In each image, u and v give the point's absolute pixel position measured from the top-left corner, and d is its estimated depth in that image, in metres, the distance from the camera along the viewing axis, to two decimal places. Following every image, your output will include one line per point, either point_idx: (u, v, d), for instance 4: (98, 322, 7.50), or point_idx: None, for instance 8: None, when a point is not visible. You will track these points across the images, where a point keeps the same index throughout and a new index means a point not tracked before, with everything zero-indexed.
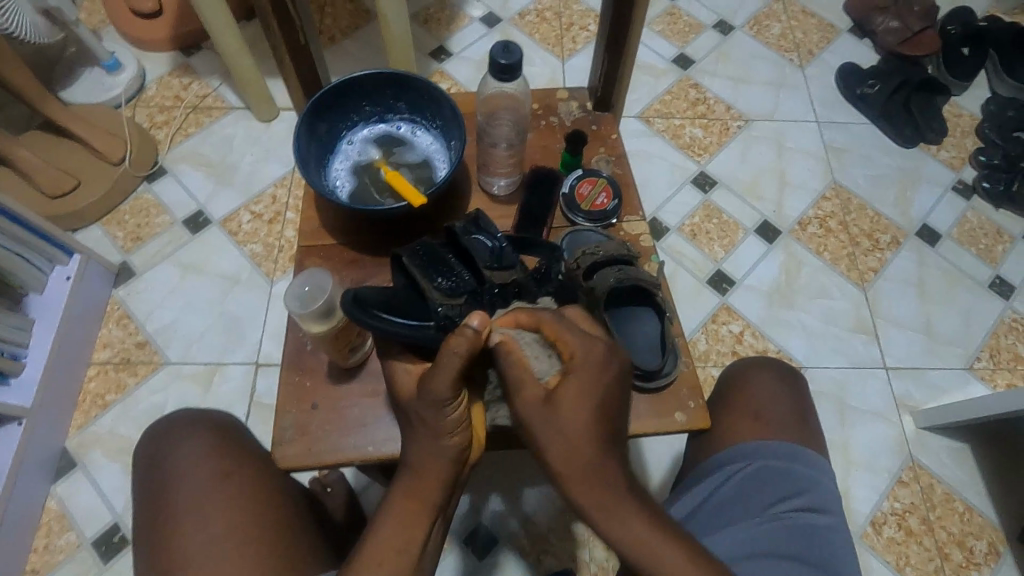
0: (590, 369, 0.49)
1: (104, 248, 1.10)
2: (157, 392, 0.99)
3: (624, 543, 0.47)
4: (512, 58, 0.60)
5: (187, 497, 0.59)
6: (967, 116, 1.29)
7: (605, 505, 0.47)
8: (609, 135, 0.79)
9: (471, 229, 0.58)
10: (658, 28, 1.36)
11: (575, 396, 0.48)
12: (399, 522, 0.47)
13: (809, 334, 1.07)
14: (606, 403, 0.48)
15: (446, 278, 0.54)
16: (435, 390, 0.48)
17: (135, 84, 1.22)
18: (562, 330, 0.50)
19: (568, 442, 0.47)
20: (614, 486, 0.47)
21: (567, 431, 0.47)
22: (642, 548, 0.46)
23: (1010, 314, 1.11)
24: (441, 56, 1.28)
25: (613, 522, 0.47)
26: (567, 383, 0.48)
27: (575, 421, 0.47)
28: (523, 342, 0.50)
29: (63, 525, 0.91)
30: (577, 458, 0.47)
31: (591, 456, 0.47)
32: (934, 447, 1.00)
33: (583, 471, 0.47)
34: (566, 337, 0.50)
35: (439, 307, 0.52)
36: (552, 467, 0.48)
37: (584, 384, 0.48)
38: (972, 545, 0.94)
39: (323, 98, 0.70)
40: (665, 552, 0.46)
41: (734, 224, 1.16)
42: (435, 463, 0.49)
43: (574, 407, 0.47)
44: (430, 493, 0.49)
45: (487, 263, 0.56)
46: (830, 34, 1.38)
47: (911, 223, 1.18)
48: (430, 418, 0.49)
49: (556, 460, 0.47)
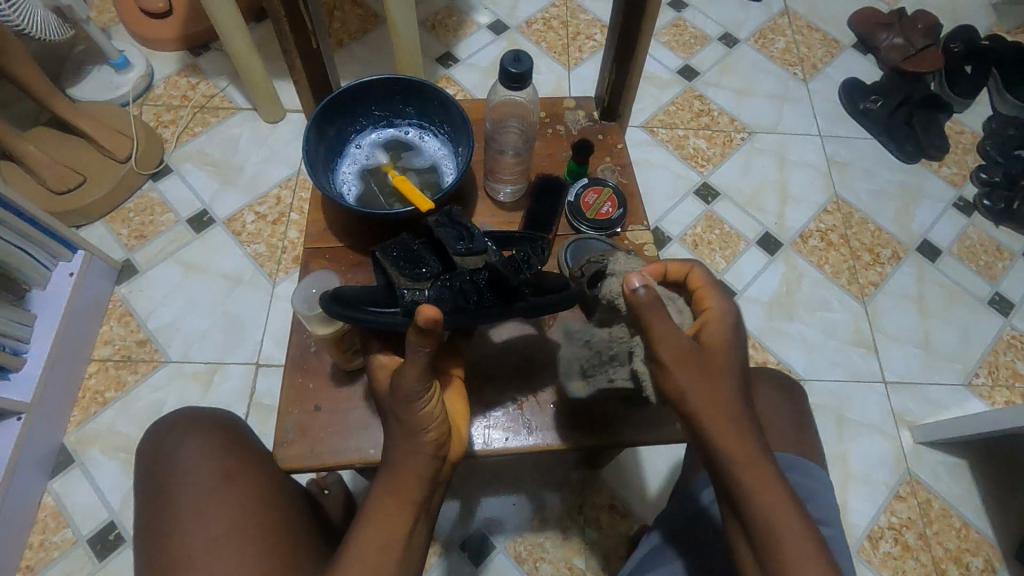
0: (731, 322, 0.48)
1: (107, 245, 1.10)
2: (157, 391, 0.99)
3: (767, 509, 0.43)
4: (522, 67, 0.60)
5: (186, 495, 0.59)
6: (969, 133, 1.30)
7: (749, 461, 0.44)
8: (614, 144, 0.80)
9: (441, 218, 0.57)
10: (664, 39, 1.37)
11: (723, 343, 0.46)
12: (379, 523, 0.47)
13: (809, 347, 1.08)
14: (746, 359, 0.47)
15: (415, 266, 0.54)
16: (404, 386, 0.47)
17: (142, 83, 1.23)
18: (707, 284, 0.50)
19: (721, 389, 0.45)
20: (755, 445, 0.44)
21: (717, 376, 0.45)
22: (788, 517, 0.43)
23: (1009, 331, 1.11)
24: (448, 62, 1.29)
25: (761, 485, 0.44)
26: (713, 332, 0.47)
27: (725, 369, 0.45)
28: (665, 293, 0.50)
29: (59, 522, 0.90)
30: (723, 405, 0.44)
31: (738, 409, 0.45)
32: (931, 462, 1.00)
33: (733, 424, 0.44)
34: (706, 291, 0.50)
35: (405, 293, 0.52)
36: (695, 413, 0.45)
37: (728, 335, 0.47)
38: (969, 561, 0.94)
39: (333, 102, 0.71)
40: (803, 522, 0.43)
41: (735, 235, 1.16)
42: (412, 460, 0.48)
43: (723, 354, 0.46)
44: (411, 491, 0.48)
45: (455, 249, 0.54)
46: (834, 49, 1.39)
47: (911, 239, 1.19)
48: (404, 413, 0.48)
49: (702, 405, 0.44)
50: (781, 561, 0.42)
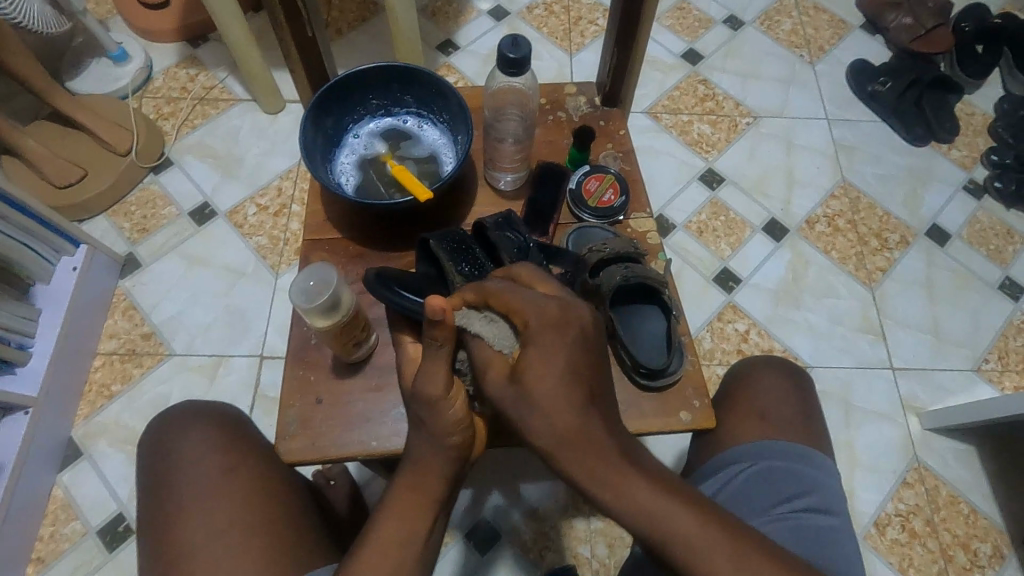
0: (547, 335, 0.43)
1: (110, 239, 1.10)
2: (162, 383, 0.99)
3: (630, 512, 0.41)
4: (520, 52, 0.59)
5: (192, 487, 0.59)
6: (979, 115, 1.27)
7: (605, 477, 0.42)
8: (616, 130, 0.79)
9: (500, 225, 0.61)
10: (668, 23, 1.35)
11: (539, 363, 0.43)
12: (400, 516, 0.46)
13: (815, 333, 1.06)
14: (577, 364, 0.43)
15: (469, 264, 0.57)
16: (431, 385, 0.47)
17: (141, 75, 1.22)
18: (512, 299, 0.45)
19: (544, 415, 0.42)
20: (608, 456, 0.42)
21: (544, 409, 0.42)
22: (650, 515, 0.41)
23: (1019, 316, 1.10)
24: (448, 50, 1.28)
25: (616, 492, 0.42)
26: (532, 355, 0.43)
27: (551, 393, 0.42)
28: (472, 320, 0.47)
29: (69, 513, 0.91)
30: (562, 434, 0.42)
31: (580, 427, 0.42)
32: (939, 449, 0.99)
33: (572, 442, 0.42)
34: (517, 305, 0.45)
35: (457, 290, 0.55)
36: (542, 448, 0.43)
37: (549, 351, 0.43)
38: (977, 548, 0.93)
39: (329, 91, 0.70)
40: (673, 515, 0.41)
41: (740, 221, 1.15)
42: (433, 459, 0.48)
43: (546, 378, 0.42)
44: (430, 488, 0.48)
45: (509, 257, 0.58)
46: (841, 30, 1.36)
47: (920, 223, 1.17)
48: (429, 417, 0.48)
49: (540, 438, 0.42)
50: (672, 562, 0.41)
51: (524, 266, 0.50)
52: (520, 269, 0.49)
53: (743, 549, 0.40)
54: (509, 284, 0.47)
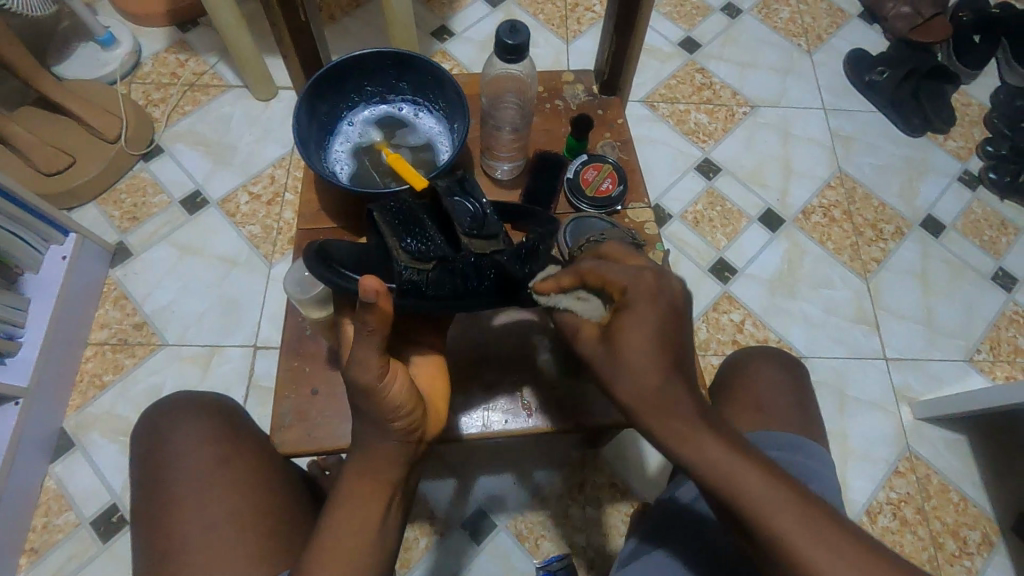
0: (642, 298, 0.41)
1: (100, 227, 1.08)
2: (156, 373, 0.99)
3: (709, 479, 0.39)
4: (519, 38, 0.58)
5: (177, 478, 0.59)
6: (975, 105, 1.28)
7: (688, 442, 0.39)
8: (614, 119, 0.78)
9: (452, 189, 0.53)
10: (665, 10, 1.34)
11: (631, 323, 0.41)
12: (355, 500, 0.46)
13: (809, 323, 1.07)
14: (670, 330, 0.41)
15: (414, 240, 0.51)
16: (366, 372, 0.44)
17: (130, 60, 1.20)
18: (606, 270, 0.44)
19: (629, 373, 0.40)
20: (695, 422, 0.39)
21: (629, 364, 0.40)
22: (733, 485, 0.38)
23: (1012, 307, 1.10)
24: (443, 36, 1.26)
25: (698, 459, 0.39)
26: (625, 316, 0.41)
27: (640, 354, 0.40)
28: (565, 299, 0.48)
29: (62, 504, 0.91)
30: (647, 395, 0.39)
31: (666, 390, 0.39)
32: (931, 438, 1.00)
33: (658, 403, 0.39)
34: (611, 276, 0.44)
35: (400, 270, 0.49)
36: (625, 408, 0.41)
37: (642, 313, 0.41)
38: (966, 535, 0.94)
39: (323, 78, 0.68)
40: (760, 488, 0.38)
41: (737, 212, 1.15)
42: (381, 444, 0.47)
43: (637, 338, 0.40)
44: (383, 473, 0.47)
45: (467, 229, 0.51)
46: (839, 19, 1.35)
47: (916, 214, 1.17)
48: (366, 404, 0.45)
49: (623, 396, 0.40)
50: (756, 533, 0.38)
51: (614, 243, 0.49)
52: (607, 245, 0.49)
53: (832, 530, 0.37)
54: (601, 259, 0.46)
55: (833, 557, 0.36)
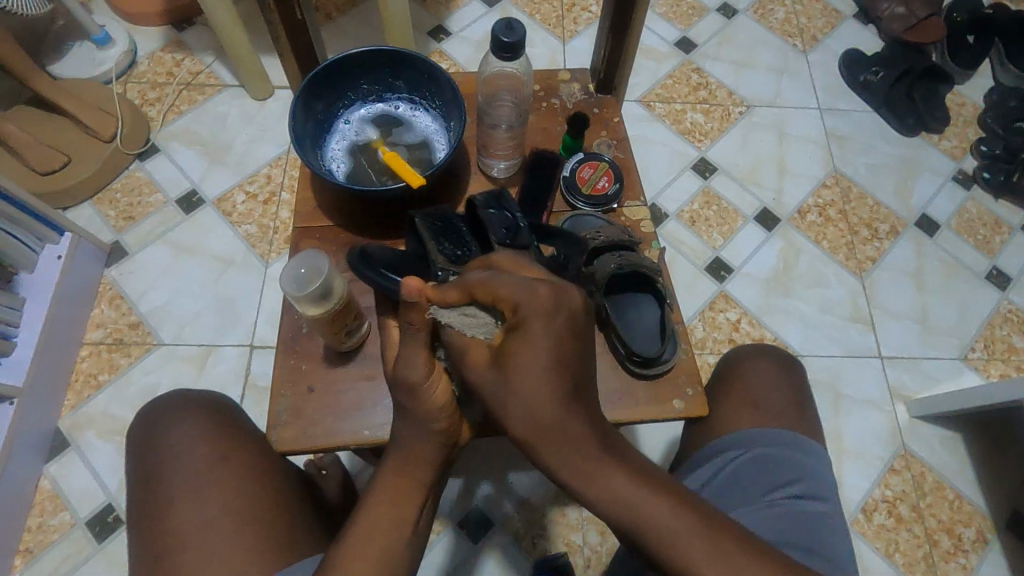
0: (537, 322, 0.42)
1: (95, 226, 1.08)
2: (152, 373, 0.98)
3: (605, 500, 0.41)
4: (515, 36, 0.58)
5: (179, 476, 0.59)
6: (969, 105, 1.28)
7: (583, 468, 0.41)
8: (610, 118, 0.78)
9: (490, 202, 0.59)
10: (661, 10, 1.34)
11: (525, 350, 0.42)
12: (390, 496, 0.46)
13: (805, 322, 1.07)
14: (562, 352, 0.42)
15: (453, 247, 0.57)
16: (413, 368, 0.47)
17: (125, 59, 1.20)
18: (495, 286, 0.44)
19: (523, 404, 0.41)
20: (589, 447, 0.41)
21: (522, 394, 0.41)
22: (625, 502, 0.41)
23: (1006, 305, 1.11)
24: (439, 36, 1.26)
25: (593, 481, 0.41)
26: (517, 343, 0.42)
27: (533, 382, 0.41)
28: (455, 317, 0.46)
29: (57, 504, 0.90)
30: (542, 425, 0.41)
31: (560, 417, 0.41)
32: (925, 436, 1.01)
33: (554, 430, 0.41)
34: (503, 294, 0.44)
35: (438, 273, 0.55)
36: (519, 438, 0.42)
37: (536, 339, 0.42)
38: (961, 532, 0.95)
39: (319, 76, 0.68)
40: (651, 504, 0.41)
41: (732, 211, 1.15)
42: (421, 441, 0.48)
43: (531, 367, 0.41)
44: (419, 472, 0.47)
45: (498, 236, 0.57)
46: (834, 19, 1.36)
47: (910, 213, 1.18)
48: (412, 400, 0.47)
49: (517, 427, 0.41)
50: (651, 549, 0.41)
51: (502, 257, 0.50)
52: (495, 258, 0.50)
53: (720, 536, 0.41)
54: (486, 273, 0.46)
55: (723, 562, 0.40)
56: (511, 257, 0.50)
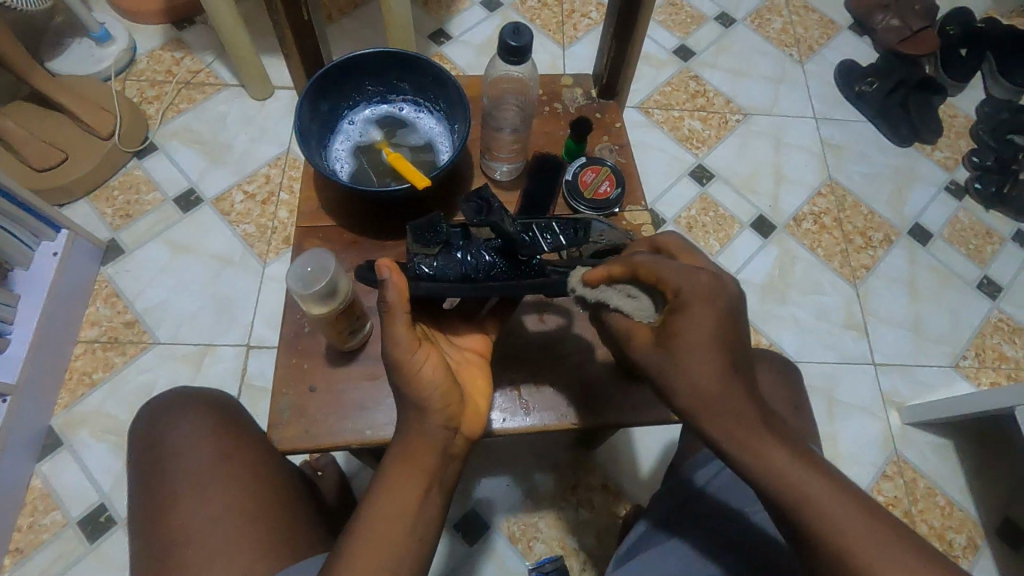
0: (699, 304, 0.42)
1: (91, 224, 1.07)
2: (147, 372, 0.98)
3: (770, 482, 0.40)
4: (522, 40, 0.59)
5: (181, 473, 0.58)
6: (962, 117, 1.30)
7: (744, 445, 0.41)
8: (612, 123, 0.79)
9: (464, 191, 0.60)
10: (660, 18, 1.36)
11: (689, 329, 0.42)
12: (394, 484, 0.46)
13: (800, 329, 1.08)
14: (729, 333, 0.42)
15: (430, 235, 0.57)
16: (396, 346, 0.48)
17: (124, 57, 1.19)
18: (660, 268, 0.45)
19: (686, 379, 0.42)
20: (750, 426, 0.41)
21: (684, 369, 0.42)
22: (790, 487, 0.40)
23: (997, 314, 1.13)
24: (440, 39, 1.26)
25: (757, 461, 0.40)
26: (680, 319, 0.42)
27: (696, 358, 0.41)
28: (610, 293, 0.49)
29: (48, 503, 0.89)
30: (703, 401, 0.41)
31: (719, 392, 0.41)
32: (918, 442, 1.02)
33: (712, 408, 0.41)
34: (664, 275, 0.44)
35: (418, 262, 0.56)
36: (679, 409, 0.43)
37: (699, 317, 0.42)
38: (952, 538, 0.96)
39: (325, 76, 0.69)
40: (816, 493, 0.39)
41: (729, 218, 1.16)
42: (422, 427, 0.48)
43: (692, 344, 0.41)
44: (423, 459, 0.47)
45: (472, 219, 0.58)
46: (830, 30, 1.38)
47: (903, 222, 1.19)
48: (403, 381, 0.48)
49: (680, 399, 0.42)
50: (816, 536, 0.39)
51: (670, 239, 0.50)
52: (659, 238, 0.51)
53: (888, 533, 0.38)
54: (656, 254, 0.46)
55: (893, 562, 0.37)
56: (682, 242, 0.50)
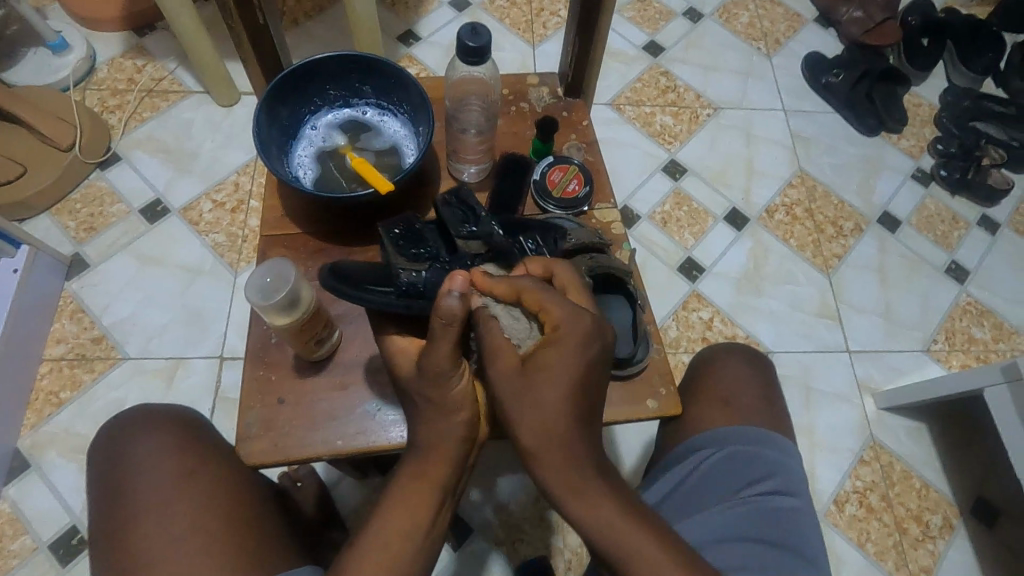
0: (568, 346, 0.45)
1: (54, 238, 1.04)
2: (115, 389, 0.95)
3: (594, 526, 0.45)
4: (480, 40, 0.58)
5: (145, 494, 0.57)
6: (925, 106, 1.33)
7: (579, 488, 0.45)
8: (580, 121, 0.78)
9: (449, 201, 0.61)
10: (629, 15, 1.36)
11: (552, 369, 0.45)
12: (409, 499, 0.46)
13: (776, 319, 1.09)
14: (588, 379, 0.45)
15: (415, 247, 0.58)
16: (439, 359, 0.47)
17: (84, 65, 1.16)
18: (546, 300, 0.47)
19: (540, 416, 0.44)
20: (586, 470, 0.45)
21: (539, 407, 0.44)
22: (612, 532, 0.45)
23: (965, 298, 1.15)
24: (408, 41, 1.25)
25: (583, 505, 0.45)
26: (550, 355, 0.45)
27: (551, 399, 0.44)
28: (502, 310, 0.49)
29: (17, 528, 0.87)
30: (548, 441, 0.44)
31: (563, 436, 0.44)
32: (893, 427, 1.03)
33: (559, 448, 0.45)
34: (548, 307, 0.47)
35: (403, 274, 0.55)
36: (526, 444, 0.45)
37: (565, 359, 0.45)
38: (928, 519, 0.97)
39: (284, 81, 0.68)
40: (633, 539, 0.45)
41: (703, 211, 1.17)
42: (443, 441, 0.48)
43: (554, 382, 0.45)
44: (439, 473, 0.47)
45: (460, 232, 0.59)
46: (796, 23, 1.40)
47: (872, 210, 1.21)
48: (436, 392, 0.48)
49: (524, 435, 0.45)
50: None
51: (565, 269, 0.52)
52: (533, 263, 0.53)
53: (686, 569, 0.45)
54: (539, 282, 0.49)
55: None
56: (574, 278, 0.52)
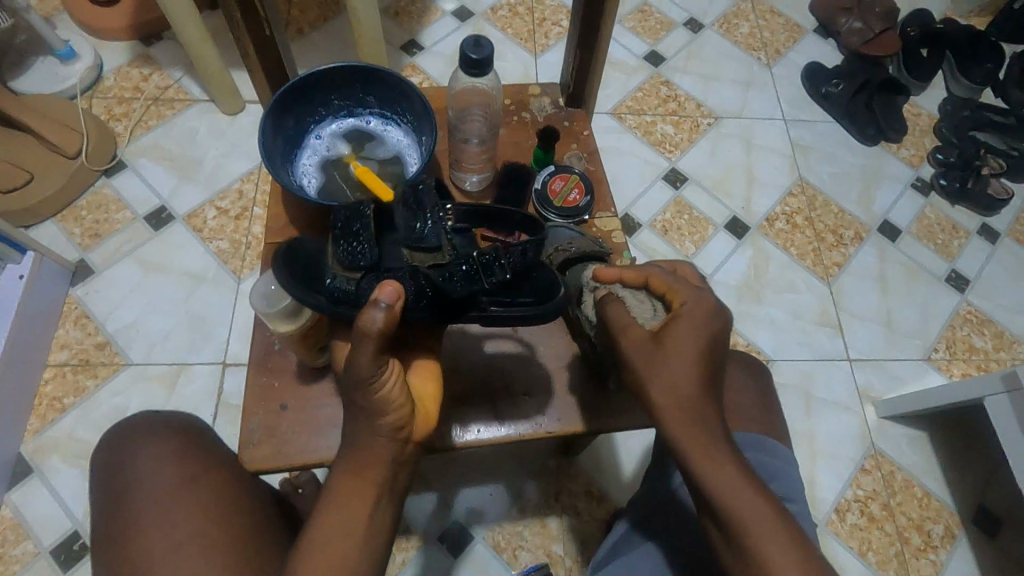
0: (698, 317, 0.46)
1: (59, 245, 1.05)
2: (118, 395, 0.96)
3: (718, 493, 0.43)
4: (483, 52, 0.59)
5: (147, 500, 0.57)
6: (925, 115, 1.34)
7: (703, 452, 0.44)
8: (581, 131, 0.79)
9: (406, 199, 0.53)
10: (630, 25, 1.37)
11: (684, 337, 0.46)
12: (343, 495, 0.46)
13: (776, 328, 1.10)
14: (716, 352, 0.46)
15: (353, 246, 0.49)
16: (359, 369, 0.42)
17: (91, 74, 1.18)
18: (672, 280, 0.49)
19: (670, 377, 0.45)
20: (714, 435, 0.44)
21: (669, 368, 0.45)
22: (735, 501, 0.43)
23: (965, 306, 1.15)
24: (412, 50, 1.27)
25: (711, 471, 0.44)
26: (678, 325, 0.46)
27: (682, 364, 0.45)
28: (627, 294, 0.52)
29: (19, 534, 0.87)
30: (678, 400, 0.44)
31: (693, 398, 0.45)
32: (893, 435, 1.03)
33: (690, 410, 0.44)
34: (675, 287, 0.48)
35: (334, 278, 0.49)
36: (654, 405, 0.45)
37: (694, 329, 0.46)
38: (930, 528, 0.97)
39: (289, 91, 0.68)
40: (756, 511, 0.43)
41: (703, 220, 1.17)
42: (372, 443, 0.46)
43: (685, 349, 0.45)
44: (373, 471, 0.46)
45: (410, 237, 0.51)
46: (796, 34, 1.41)
47: (872, 219, 1.22)
48: (361, 398, 0.44)
49: (655, 392, 0.45)
50: (751, 550, 0.42)
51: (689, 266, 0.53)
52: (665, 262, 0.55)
53: (809, 556, 0.42)
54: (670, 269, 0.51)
55: None
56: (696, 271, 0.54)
